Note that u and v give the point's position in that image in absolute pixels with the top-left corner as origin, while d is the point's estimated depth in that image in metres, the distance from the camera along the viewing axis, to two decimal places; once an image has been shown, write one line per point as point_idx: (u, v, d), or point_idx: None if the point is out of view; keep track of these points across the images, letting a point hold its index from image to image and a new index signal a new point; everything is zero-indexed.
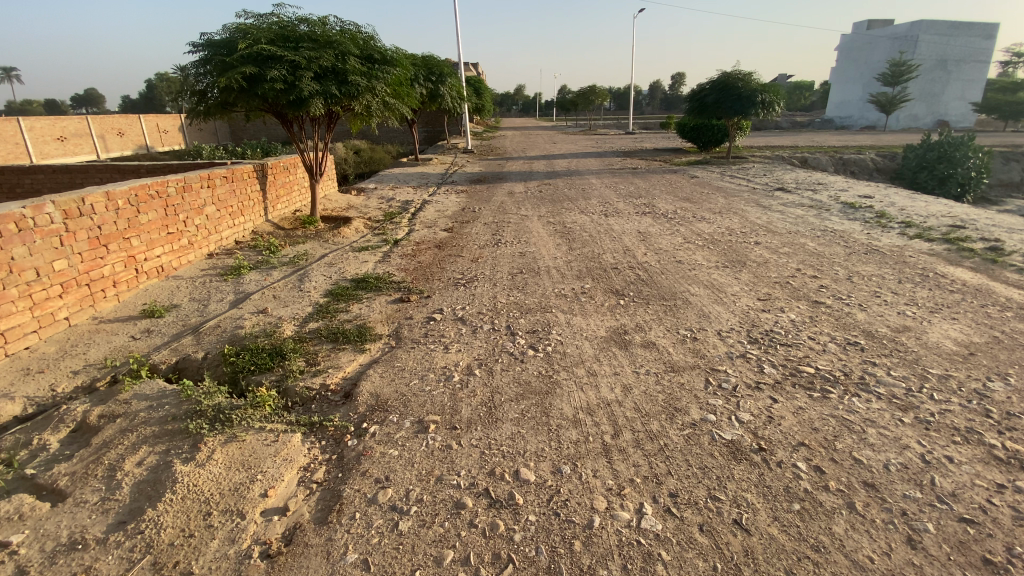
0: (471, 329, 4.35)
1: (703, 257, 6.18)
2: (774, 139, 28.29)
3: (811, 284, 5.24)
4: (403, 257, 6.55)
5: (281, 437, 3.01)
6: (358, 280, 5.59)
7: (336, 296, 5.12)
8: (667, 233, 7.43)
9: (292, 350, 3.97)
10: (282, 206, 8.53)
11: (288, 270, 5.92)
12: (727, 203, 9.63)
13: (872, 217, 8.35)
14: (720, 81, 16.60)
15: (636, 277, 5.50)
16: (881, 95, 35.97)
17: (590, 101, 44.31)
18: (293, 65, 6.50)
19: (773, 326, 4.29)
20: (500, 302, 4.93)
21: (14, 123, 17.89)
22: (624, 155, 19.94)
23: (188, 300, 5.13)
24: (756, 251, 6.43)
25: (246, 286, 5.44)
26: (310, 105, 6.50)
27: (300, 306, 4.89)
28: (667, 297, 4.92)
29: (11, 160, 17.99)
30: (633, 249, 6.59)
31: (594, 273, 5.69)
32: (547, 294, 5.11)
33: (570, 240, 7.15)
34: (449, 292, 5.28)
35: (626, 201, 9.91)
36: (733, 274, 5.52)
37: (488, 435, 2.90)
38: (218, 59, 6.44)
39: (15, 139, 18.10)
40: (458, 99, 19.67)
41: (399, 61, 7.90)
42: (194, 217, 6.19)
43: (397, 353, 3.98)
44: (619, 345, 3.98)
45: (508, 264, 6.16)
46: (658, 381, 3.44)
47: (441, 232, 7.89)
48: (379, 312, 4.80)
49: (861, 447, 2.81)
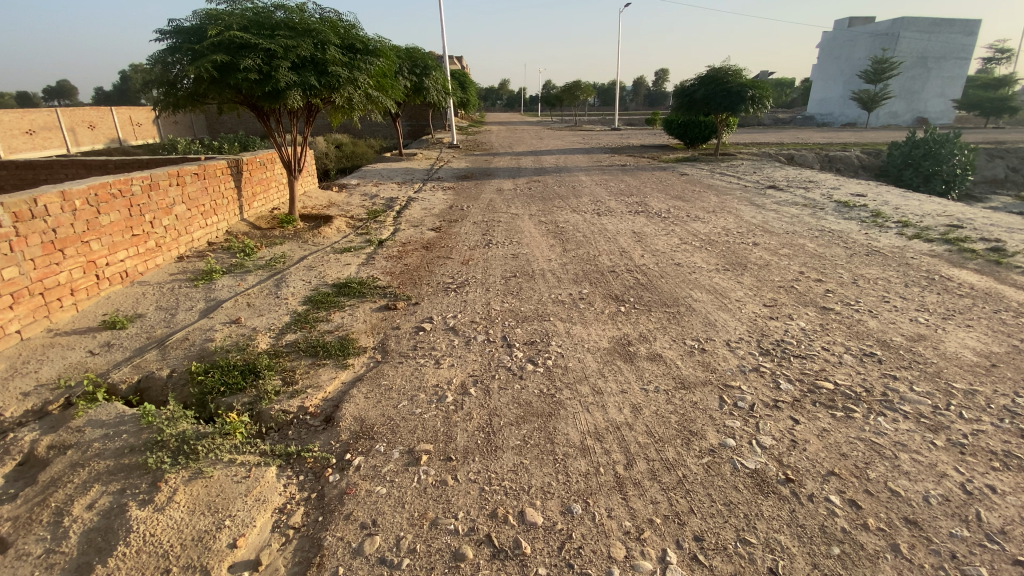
0: (463, 341, 4.04)
1: (703, 259, 5.93)
2: (760, 135, 28.34)
3: (818, 288, 5.02)
4: (389, 259, 6.19)
5: (253, 471, 2.68)
6: (340, 286, 5.22)
7: (316, 304, 4.76)
8: (663, 233, 7.19)
9: (267, 367, 3.62)
10: (259, 204, 8.09)
11: (265, 275, 5.53)
12: (721, 201, 9.44)
13: (868, 216, 8.22)
14: (709, 77, 16.43)
15: (636, 281, 5.23)
16: (864, 93, 36.35)
17: (576, 95, 43.97)
18: (268, 54, 6.08)
19: (784, 335, 4.04)
20: (494, 310, 4.62)
21: None
22: (612, 151, 19.72)
23: (155, 309, 4.72)
24: (757, 252, 6.20)
25: (219, 293, 5.04)
26: (287, 97, 6.09)
27: (277, 316, 4.52)
28: (670, 303, 4.65)
29: None
30: (630, 250, 6.31)
31: (592, 276, 5.41)
32: (544, 300, 4.81)
33: (564, 241, 6.86)
34: (439, 298, 4.95)
35: (618, 200, 9.65)
36: (735, 277, 5.28)
37: (487, 468, 2.60)
38: (187, 47, 6.00)
39: None
40: (443, 93, 19.22)
41: (383, 51, 7.49)
42: (161, 217, 5.76)
43: (383, 369, 3.65)
44: (624, 357, 3.70)
45: (500, 267, 5.84)
46: (669, 399, 3.17)
47: (429, 232, 7.55)
48: (364, 321, 4.45)
49: (896, 476, 2.58)
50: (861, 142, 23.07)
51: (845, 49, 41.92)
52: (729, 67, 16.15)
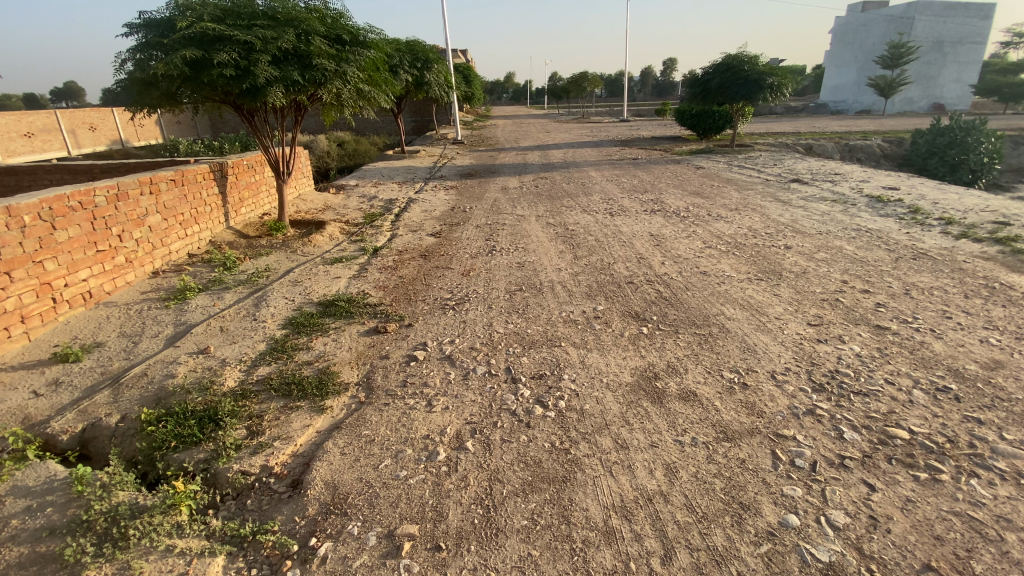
0: (461, 373, 3.46)
1: (732, 266, 5.30)
2: (775, 125, 27.42)
3: (867, 302, 4.39)
4: (382, 271, 5.64)
5: (193, 565, 2.14)
6: (325, 305, 4.66)
7: (297, 328, 4.21)
8: (683, 235, 6.57)
9: (230, 414, 3.09)
10: (247, 210, 7.57)
11: (244, 292, 5.00)
12: (742, 197, 8.79)
13: (905, 213, 7.52)
14: (725, 64, 15.64)
15: (657, 294, 4.63)
16: (880, 78, 35.09)
17: (582, 88, 43.07)
18: (246, 47, 5.55)
19: (838, 364, 3.43)
20: (497, 332, 4.05)
21: None
22: (622, 144, 19.02)
23: (117, 337, 4.21)
24: (791, 257, 5.56)
25: (190, 315, 4.52)
26: (267, 94, 5.56)
27: (251, 344, 3.98)
28: (699, 322, 4.05)
29: None
30: (648, 257, 5.70)
31: (607, 289, 4.81)
32: (553, 320, 4.22)
33: (574, 246, 6.26)
34: (435, 318, 4.38)
35: (631, 198, 9.03)
36: (771, 290, 4.66)
37: (485, 563, 2.04)
38: (157, 41, 5.49)
39: None
40: (445, 87, 18.61)
41: (375, 42, 6.93)
42: (132, 230, 5.25)
43: (366, 415, 3.09)
44: (650, 395, 3.11)
45: (504, 278, 5.26)
46: (711, 458, 2.58)
47: (427, 238, 6.98)
48: (348, 349, 3.89)
49: (1011, 571, 1.98)
50: (880, 130, 22.18)
51: (859, 35, 40.72)
52: (745, 53, 15.38)
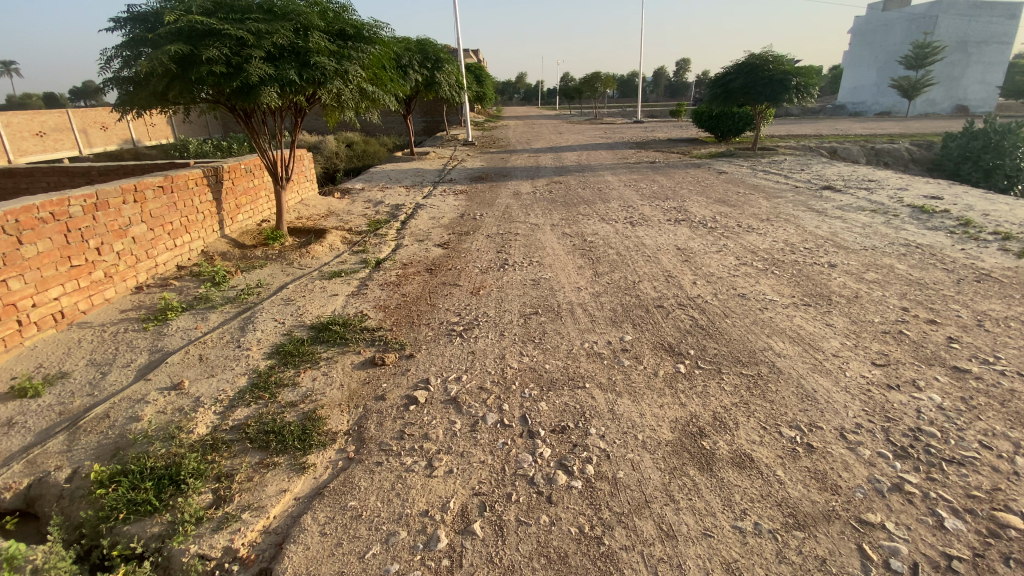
0: (468, 421, 2.94)
1: (775, 289, 4.72)
2: (796, 127, 26.63)
3: (937, 336, 3.80)
4: (385, 288, 5.15)
5: None
6: (318, 329, 4.17)
7: (284, 358, 3.73)
8: (713, 249, 6.01)
9: (194, 474, 2.60)
10: (243, 216, 7.12)
11: (231, 313, 4.53)
12: (773, 206, 8.21)
13: (955, 225, 6.87)
14: (748, 64, 14.99)
15: (692, 322, 4.08)
16: (903, 79, 34.00)
17: (595, 88, 42.39)
18: (238, 43, 5.10)
19: (919, 421, 2.86)
20: (510, 366, 3.51)
21: None
22: (638, 146, 18.43)
23: (86, 366, 3.76)
24: (838, 278, 4.97)
25: (168, 341, 4.06)
26: (260, 93, 5.09)
27: (230, 378, 3.50)
28: (745, 359, 3.50)
29: None
30: (678, 275, 5.14)
31: (634, 314, 4.26)
32: (574, 352, 3.67)
33: (594, 261, 5.72)
34: (440, 347, 3.85)
35: (652, 205, 8.48)
36: (823, 320, 4.08)
37: None
38: (142, 36, 5.05)
39: None
40: (457, 87, 18.15)
41: (379, 39, 6.46)
42: (113, 241, 4.80)
43: (354, 477, 2.58)
44: (698, 460, 2.58)
45: (518, 299, 4.73)
46: (781, 555, 2.05)
47: (435, 249, 6.48)
48: (340, 387, 3.39)
49: None
50: (906, 133, 21.31)
51: (880, 35, 39.71)
52: (769, 53, 14.73)
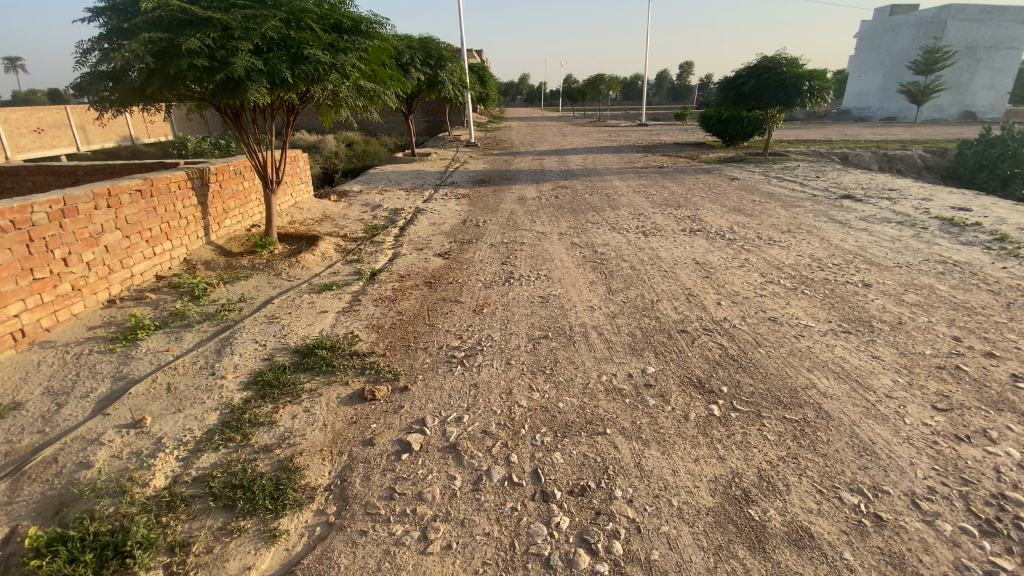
0: (470, 477, 2.51)
1: (808, 312, 4.29)
2: (803, 132, 26.26)
3: (1000, 372, 3.36)
4: (379, 304, 4.72)
5: None
6: (303, 354, 3.74)
7: (262, 390, 3.29)
8: (735, 264, 5.59)
9: (143, 543, 2.17)
10: (231, 221, 6.69)
11: (209, 332, 4.11)
12: (792, 216, 7.78)
13: (990, 239, 6.43)
14: (761, 67, 14.56)
15: (721, 351, 3.64)
16: (911, 84, 33.59)
17: (599, 91, 42.01)
18: (223, 35, 4.67)
19: (1001, 485, 2.42)
20: (519, 405, 3.06)
21: None
22: (644, 150, 18.02)
23: (42, 395, 3.33)
24: (876, 300, 4.55)
25: (137, 365, 3.63)
26: (247, 91, 4.67)
27: (200, 415, 3.07)
28: (786, 401, 3.07)
29: None
30: (700, 294, 4.72)
31: (655, 340, 3.83)
32: (591, 387, 3.22)
33: (607, 275, 5.30)
34: (438, 378, 3.41)
35: (664, 214, 8.05)
36: (867, 352, 3.65)
37: None
38: (119, 26, 4.62)
39: None
40: (460, 87, 17.73)
41: (379, 33, 6.02)
42: (82, 251, 4.37)
43: (334, 551, 2.15)
44: (746, 536, 2.14)
45: (525, 319, 4.30)
46: None
47: (435, 260, 6.05)
48: (323, 427, 2.96)
49: None
50: (918, 139, 20.84)
51: (888, 40, 39.30)
52: (783, 55, 14.29)
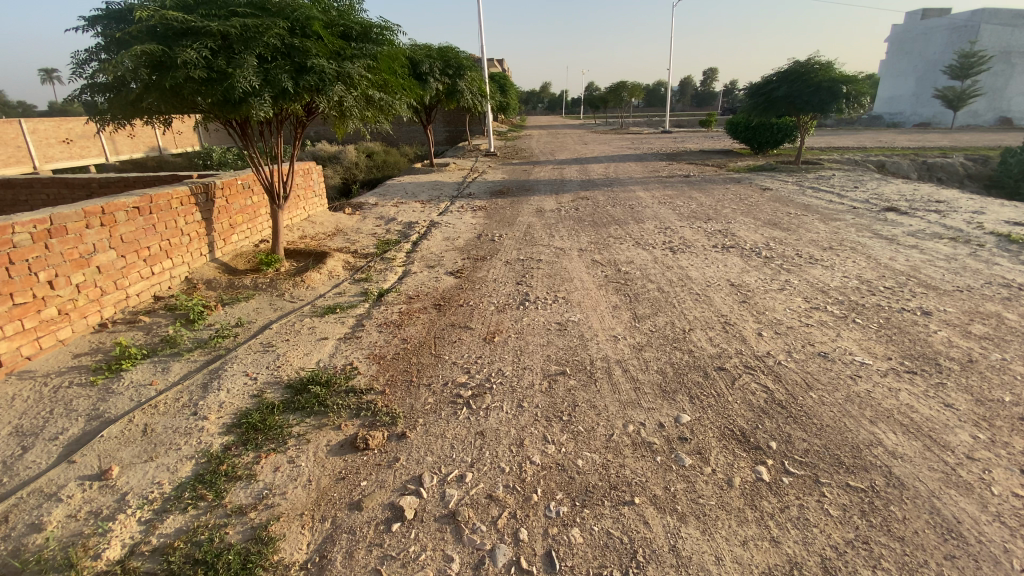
0: (470, 560, 2.10)
1: (863, 347, 3.77)
2: (836, 139, 25.25)
3: None
4: (384, 330, 4.36)
5: None
6: (295, 390, 3.39)
7: (244, 435, 2.94)
8: (773, 286, 5.08)
9: None
10: (238, 237, 6.45)
11: (198, 363, 3.80)
12: (832, 231, 7.21)
13: None
14: (792, 72, 13.97)
15: (767, 396, 3.17)
16: (947, 88, 32.23)
17: (622, 99, 41.56)
18: (223, 44, 4.43)
19: None
20: (531, 461, 2.65)
21: (17, 124, 16.17)
22: (669, 158, 17.49)
23: (8, 436, 3.04)
24: (939, 332, 4.00)
25: (116, 402, 3.33)
26: (247, 104, 4.42)
27: (173, 465, 2.74)
28: (849, 463, 2.59)
29: (11, 164, 16.12)
30: (737, 322, 4.24)
31: (688, 381, 3.37)
32: (615, 440, 2.79)
33: (632, 299, 4.86)
34: (441, 423, 3.01)
35: (692, 228, 7.56)
36: (938, 399, 3.12)
37: None
38: (114, 36, 4.40)
39: (16, 142, 16.23)
40: (480, 96, 17.51)
41: (389, 40, 5.74)
42: (71, 273, 4.13)
43: None
44: None
45: (541, 350, 3.88)
46: None
47: (446, 279, 5.69)
48: (307, 484, 2.59)
49: None
50: (958, 147, 19.78)
51: (922, 43, 37.99)
52: (816, 59, 13.66)
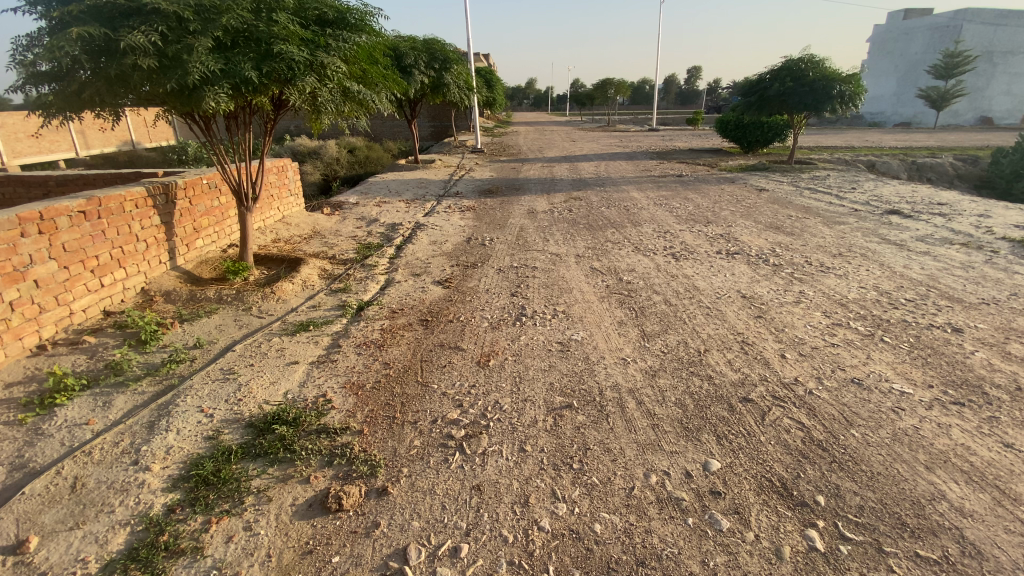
0: None
1: (899, 372, 3.40)
2: (823, 138, 25.16)
3: None
4: (364, 351, 3.87)
5: None
6: (258, 431, 2.89)
7: (193, 493, 2.45)
8: (788, 299, 4.70)
9: None
10: (201, 241, 5.87)
11: (147, 396, 3.28)
12: (838, 235, 6.88)
13: None
14: (785, 69, 13.70)
15: (804, 435, 2.77)
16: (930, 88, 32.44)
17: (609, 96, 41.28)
18: (175, 26, 3.89)
19: None
20: (538, 527, 2.21)
21: None
22: (659, 157, 17.20)
23: None
24: (976, 353, 3.64)
25: (43, 448, 2.80)
26: (204, 97, 3.90)
27: (102, 535, 2.24)
28: (913, 525, 2.19)
29: None
30: (756, 342, 3.84)
31: (712, 417, 2.95)
32: (635, 498, 2.36)
33: (638, 314, 4.43)
34: (430, 474, 2.55)
35: (693, 232, 7.19)
36: (995, 437, 2.74)
37: None
38: (54, 17, 3.85)
39: None
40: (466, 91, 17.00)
41: (369, 28, 5.24)
42: (3, 288, 3.56)
43: None
44: None
45: (541, 377, 3.43)
46: None
47: (434, 289, 5.21)
48: (266, 560, 2.11)
49: None
50: (944, 147, 19.76)
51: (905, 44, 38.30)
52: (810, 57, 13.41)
